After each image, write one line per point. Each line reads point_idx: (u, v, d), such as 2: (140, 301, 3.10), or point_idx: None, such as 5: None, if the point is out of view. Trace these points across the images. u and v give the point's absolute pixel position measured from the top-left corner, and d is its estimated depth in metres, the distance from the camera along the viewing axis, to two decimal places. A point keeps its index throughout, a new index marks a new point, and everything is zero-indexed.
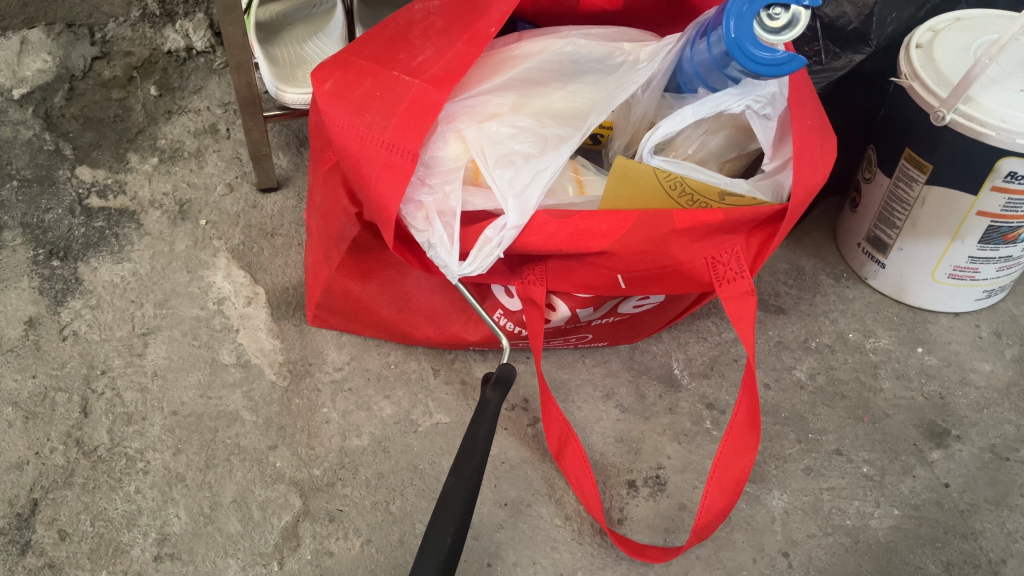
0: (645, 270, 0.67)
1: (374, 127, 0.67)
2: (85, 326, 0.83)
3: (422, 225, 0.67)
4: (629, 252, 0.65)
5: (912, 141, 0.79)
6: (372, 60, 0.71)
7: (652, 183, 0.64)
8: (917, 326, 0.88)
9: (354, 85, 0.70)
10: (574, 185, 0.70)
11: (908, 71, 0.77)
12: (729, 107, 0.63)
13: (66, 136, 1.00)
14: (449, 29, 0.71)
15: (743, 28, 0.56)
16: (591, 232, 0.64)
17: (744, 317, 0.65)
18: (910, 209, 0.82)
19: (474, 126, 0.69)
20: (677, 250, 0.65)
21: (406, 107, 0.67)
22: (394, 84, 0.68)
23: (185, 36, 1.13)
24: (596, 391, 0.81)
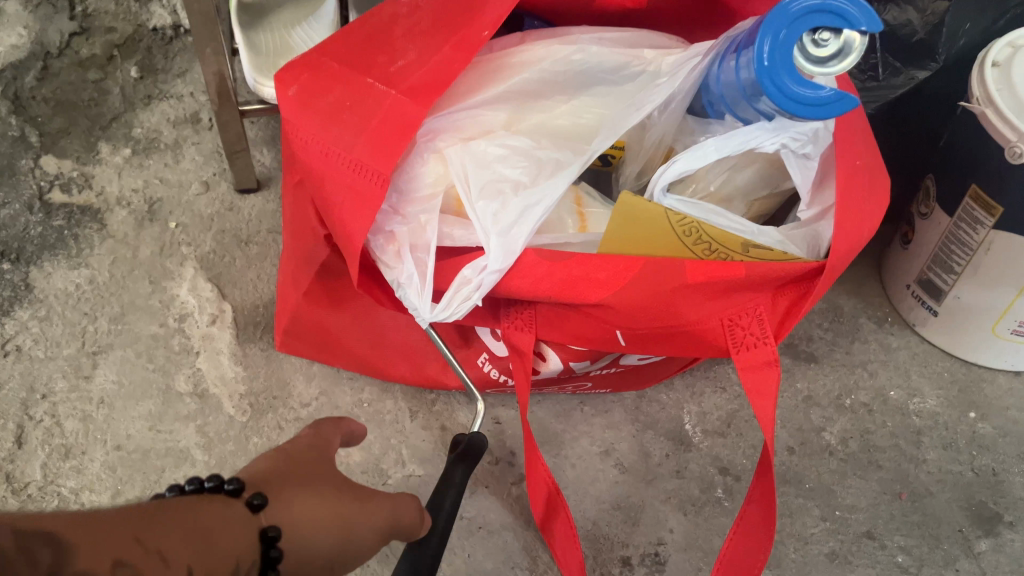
0: (650, 328, 0.57)
1: (342, 145, 0.56)
2: (30, 341, 0.76)
3: (392, 260, 0.58)
4: (631, 307, 0.55)
5: (981, 177, 0.67)
6: (346, 62, 0.59)
7: (661, 226, 0.53)
8: (970, 385, 0.76)
9: (323, 91, 0.58)
10: (574, 218, 0.60)
11: (981, 94, 0.65)
12: (761, 144, 0.53)
13: (33, 122, 0.92)
14: (437, 29, 0.60)
15: (783, 60, 0.47)
16: (587, 279, 0.54)
17: (765, 393, 0.54)
18: (972, 254, 0.70)
19: (458, 145, 0.58)
20: (688, 309, 0.55)
21: (379, 124, 0.56)
22: (367, 94, 0.57)
23: (172, 12, 1.02)
24: (594, 446, 0.72)
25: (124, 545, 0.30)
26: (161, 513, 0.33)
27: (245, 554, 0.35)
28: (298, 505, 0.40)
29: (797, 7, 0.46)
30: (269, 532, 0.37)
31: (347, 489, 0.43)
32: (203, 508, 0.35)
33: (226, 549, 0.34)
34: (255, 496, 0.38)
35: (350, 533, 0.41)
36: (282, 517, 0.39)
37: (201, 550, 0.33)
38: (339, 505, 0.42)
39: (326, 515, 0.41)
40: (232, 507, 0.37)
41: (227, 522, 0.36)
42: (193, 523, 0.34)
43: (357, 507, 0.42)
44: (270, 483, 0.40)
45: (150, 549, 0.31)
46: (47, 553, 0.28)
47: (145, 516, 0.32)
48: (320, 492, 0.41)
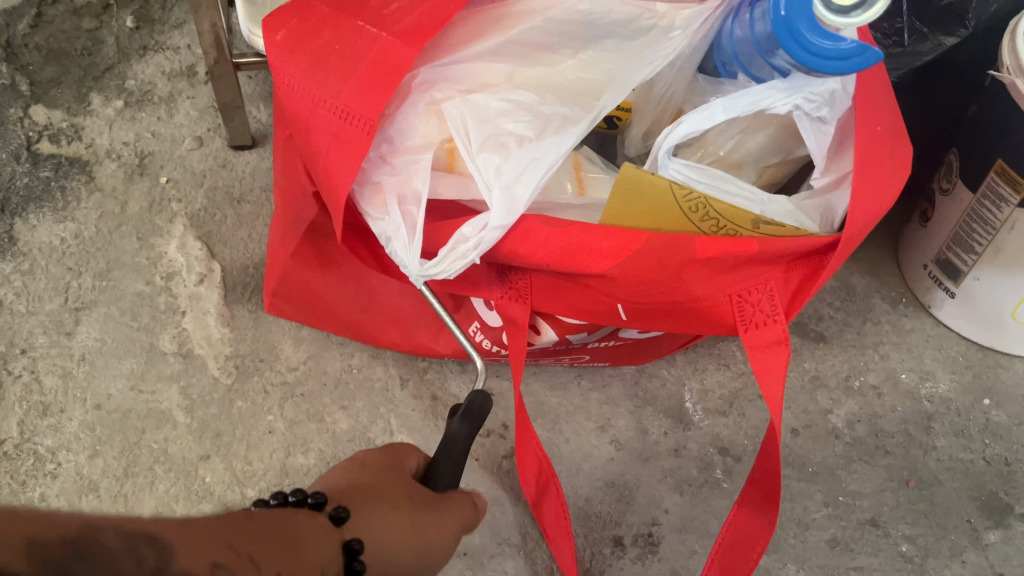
0: (654, 303, 0.54)
1: (328, 91, 0.53)
2: (12, 295, 0.74)
3: (380, 213, 0.55)
4: (633, 280, 0.52)
5: (1008, 153, 0.63)
6: (336, 5, 0.56)
7: (664, 196, 0.50)
8: (986, 371, 0.73)
9: (311, 35, 0.55)
10: (571, 179, 0.57)
11: (1012, 63, 0.60)
12: (773, 105, 0.50)
13: (24, 70, 0.89)
14: None
15: (801, 11, 0.44)
16: (588, 249, 0.51)
17: (775, 371, 0.51)
18: (994, 234, 0.66)
19: (457, 99, 0.54)
20: (694, 284, 0.52)
21: (367, 69, 0.52)
22: (356, 37, 0.54)
23: None
24: (589, 421, 0.69)
25: (218, 547, 0.28)
26: (251, 521, 0.31)
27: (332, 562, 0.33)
28: (377, 519, 0.39)
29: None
30: (353, 544, 0.35)
31: (424, 501, 0.42)
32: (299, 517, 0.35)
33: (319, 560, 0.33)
34: (340, 509, 0.37)
35: (428, 547, 0.40)
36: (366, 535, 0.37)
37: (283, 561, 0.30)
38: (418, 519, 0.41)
39: (407, 528, 0.40)
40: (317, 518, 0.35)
41: (318, 529, 0.35)
42: (282, 531, 0.32)
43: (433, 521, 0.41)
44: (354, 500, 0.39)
45: (241, 552, 0.28)
46: (150, 552, 0.26)
47: (235, 524, 0.30)
48: (396, 508, 0.40)
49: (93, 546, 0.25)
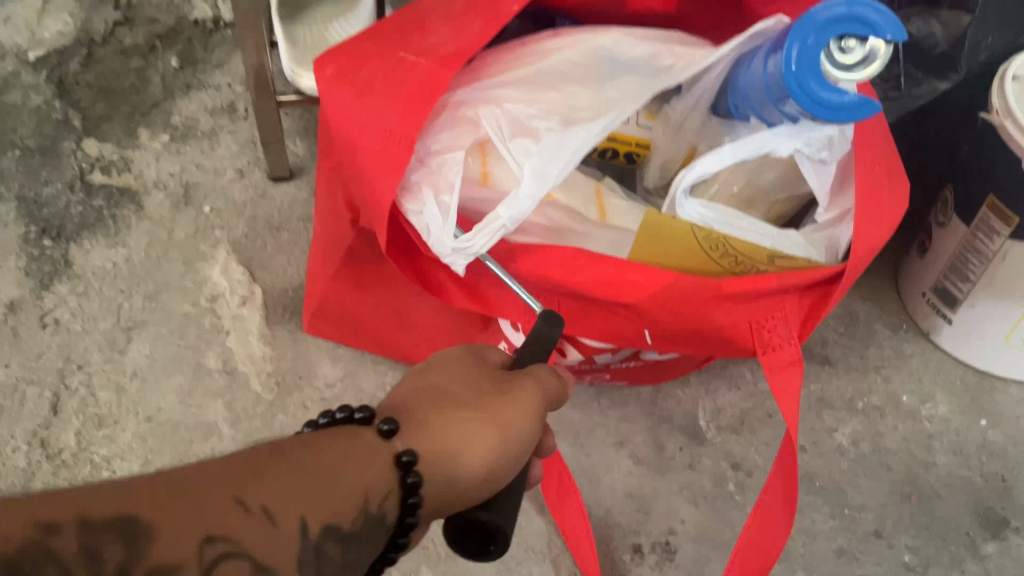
0: (677, 329, 0.59)
1: (372, 112, 0.57)
2: (68, 314, 0.79)
3: (416, 205, 0.59)
4: (661, 309, 0.57)
5: (998, 189, 0.69)
6: (380, 43, 0.62)
7: (684, 235, 0.55)
8: (982, 394, 0.78)
9: (357, 67, 0.60)
10: (593, 204, 0.60)
11: (1000, 106, 0.66)
12: (776, 149, 0.55)
13: (76, 106, 0.95)
14: (470, 11, 0.62)
15: (810, 66, 0.49)
16: (624, 280, 0.55)
17: (790, 391, 0.56)
18: (987, 264, 0.71)
19: (491, 110, 0.60)
20: (717, 313, 0.57)
21: (411, 92, 0.57)
22: (400, 66, 0.59)
23: (213, 6, 1.05)
24: (609, 437, 0.73)
25: (225, 508, 0.29)
26: (263, 458, 0.32)
27: (373, 483, 0.35)
28: (436, 429, 0.39)
29: (823, 15, 0.48)
30: (404, 457, 0.36)
31: (485, 400, 0.42)
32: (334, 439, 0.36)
33: (343, 492, 0.33)
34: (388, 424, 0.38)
35: (498, 443, 0.40)
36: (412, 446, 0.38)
37: (290, 505, 0.31)
38: (476, 423, 0.40)
39: (470, 429, 0.40)
40: (364, 437, 0.37)
41: (351, 449, 0.35)
42: (312, 464, 0.33)
43: (501, 414, 0.41)
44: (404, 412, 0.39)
45: (251, 510, 0.30)
46: (116, 549, 0.27)
47: (235, 473, 0.31)
48: (455, 414, 0.40)
49: (54, 548, 0.26)
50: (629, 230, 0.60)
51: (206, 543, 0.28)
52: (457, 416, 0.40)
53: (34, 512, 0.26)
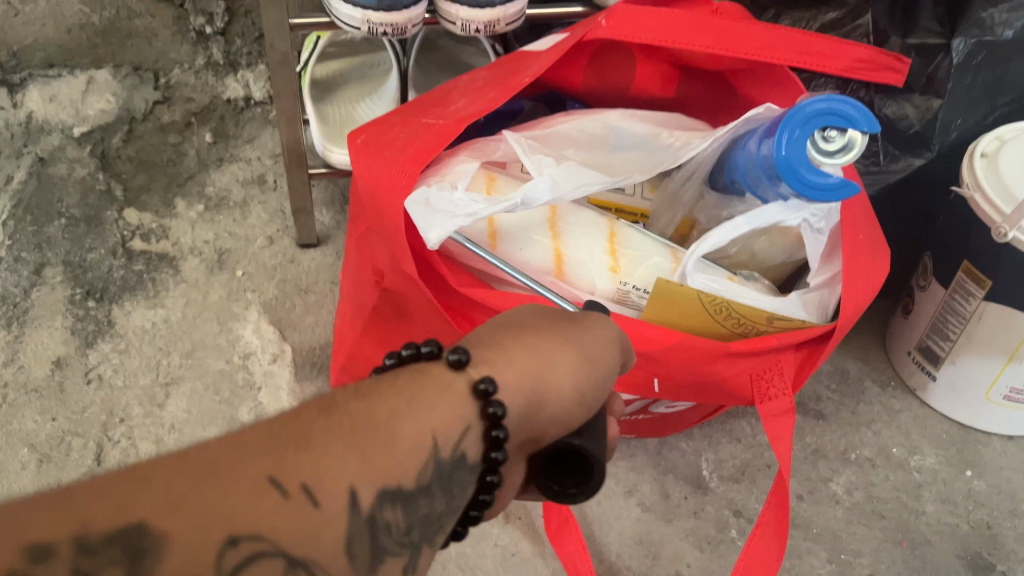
0: (684, 378, 0.64)
1: (393, 168, 0.63)
2: (110, 371, 0.84)
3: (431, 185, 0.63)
4: (670, 360, 0.63)
5: (971, 254, 0.75)
6: (407, 114, 0.68)
7: (693, 304, 0.61)
8: (967, 447, 0.83)
9: (385, 135, 0.67)
10: (607, 262, 0.65)
11: (970, 180, 0.73)
12: (787, 221, 0.62)
13: (118, 178, 1.02)
14: (487, 84, 0.68)
15: (798, 154, 0.57)
16: (639, 334, 0.61)
17: (784, 438, 0.62)
18: (965, 324, 0.77)
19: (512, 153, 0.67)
20: (721, 365, 0.63)
21: (428, 147, 0.63)
22: (421, 130, 0.65)
23: (245, 86, 1.13)
24: (618, 486, 0.78)
25: (258, 491, 0.31)
26: (309, 423, 0.34)
27: (448, 423, 0.38)
28: (516, 357, 0.42)
29: (809, 110, 0.57)
30: (483, 387, 0.40)
31: (563, 328, 0.45)
32: (415, 373, 0.39)
33: (393, 460, 0.35)
34: (460, 355, 0.41)
35: (575, 375, 0.44)
36: (497, 373, 0.41)
37: (330, 482, 0.33)
38: (556, 347, 0.44)
39: (549, 360, 0.43)
40: (439, 374, 0.40)
41: (436, 391, 0.39)
42: (369, 420, 0.36)
43: (576, 345, 0.45)
44: (491, 340, 0.43)
45: (282, 491, 0.32)
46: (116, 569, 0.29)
47: (276, 448, 0.33)
48: (530, 344, 0.43)
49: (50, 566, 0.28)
50: (637, 290, 0.64)
51: (229, 546, 0.30)
52: (533, 345, 0.44)
53: (27, 532, 0.28)
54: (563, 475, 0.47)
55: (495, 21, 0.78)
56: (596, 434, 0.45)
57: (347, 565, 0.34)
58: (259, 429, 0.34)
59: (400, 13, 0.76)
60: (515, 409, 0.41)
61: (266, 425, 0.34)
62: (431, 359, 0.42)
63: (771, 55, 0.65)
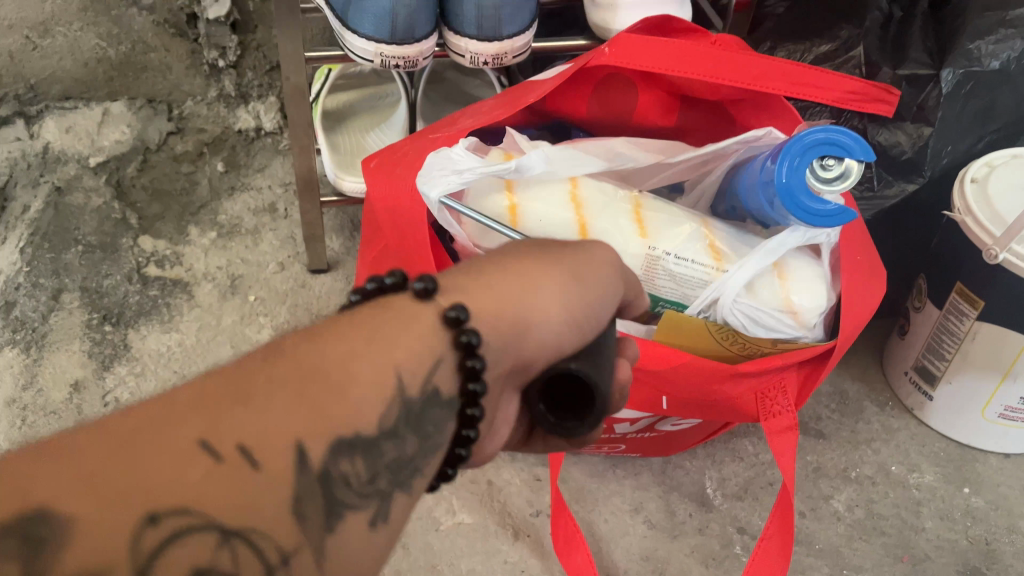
0: (692, 397, 0.67)
1: (404, 182, 0.66)
2: (126, 393, 0.86)
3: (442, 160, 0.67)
4: (679, 380, 0.65)
5: (964, 276, 0.78)
6: (416, 135, 0.72)
7: (699, 330, 0.64)
8: (964, 464, 0.85)
9: (395, 153, 0.70)
10: (635, 227, 0.66)
11: (961, 204, 0.76)
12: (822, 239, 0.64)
13: (133, 207, 1.05)
14: (493, 104, 0.72)
15: (798, 182, 0.60)
16: (651, 355, 0.63)
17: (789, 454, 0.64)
18: (959, 344, 0.80)
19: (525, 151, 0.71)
20: (728, 386, 0.65)
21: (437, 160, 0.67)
22: (430, 146, 0.69)
23: (256, 117, 1.16)
24: (624, 503, 0.80)
25: (181, 461, 0.29)
26: (245, 379, 0.32)
27: (411, 359, 0.36)
28: (493, 288, 0.41)
29: (807, 140, 0.60)
30: (451, 318, 0.38)
31: (556, 257, 0.44)
32: (378, 307, 0.38)
33: (340, 409, 0.33)
34: (426, 284, 0.39)
35: (567, 303, 0.42)
36: (468, 300, 0.39)
37: (268, 440, 0.31)
38: (546, 274, 0.42)
39: (538, 291, 0.42)
40: (405, 309, 0.38)
41: (399, 325, 0.37)
42: (309, 367, 0.33)
43: (567, 275, 0.43)
44: (463, 270, 0.42)
45: (205, 456, 0.30)
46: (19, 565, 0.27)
47: (207, 407, 0.31)
48: (515, 275, 0.42)
49: None
50: (668, 254, 0.65)
51: (148, 524, 0.28)
52: (516, 275, 0.42)
53: None
54: (566, 414, 0.45)
55: (503, 53, 0.81)
56: (597, 359, 0.44)
57: (298, 529, 0.32)
58: (195, 386, 0.32)
59: (411, 46, 0.79)
60: (495, 334, 0.40)
61: (196, 386, 0.32)
62: (397, 289, 0.40)
63: (766, 84, 0.68)
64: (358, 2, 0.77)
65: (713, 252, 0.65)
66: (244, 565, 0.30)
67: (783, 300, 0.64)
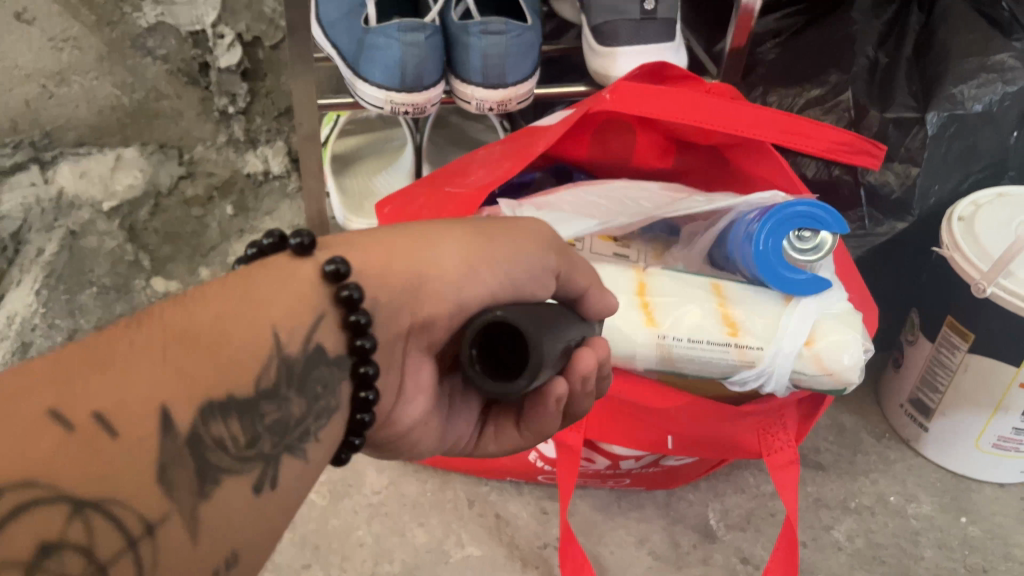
0: (696, 435, 0.69)
1: None
2: None
3: None
4: (685, 417, 0.68)
5: (954, 309, 0.81)
6: (429, 184, 0.75)
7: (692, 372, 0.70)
8: (960, 494, 0.87)
9: (410, 202, 0.73)
10: (643, 316, 0.66)
11: (948, 241, 0.79)
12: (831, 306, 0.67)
13: (145, 248, 1.11)
14: (504, 155, 0.75)
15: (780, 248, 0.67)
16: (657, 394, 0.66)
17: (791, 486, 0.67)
18: (952, 376, 0.82)
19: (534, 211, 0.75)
20: (730, 423, 0.68)
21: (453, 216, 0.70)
22: (447, 201, 0.72)
23: (264, 160, 1.19)
24: (629, 535, 0.81)
25: (45, 425, 0.31)
26: (114, 346, 0.35)
27: (291, 310, 0.42)
28: (383, 248, 0.48)
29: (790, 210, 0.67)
30: (330, 274, 0.43)
31: (473, 234, 0.51)
32: (254, 273, 0.43)
33: (205, 371, 0.37)
34: (302, 239, 0.44)
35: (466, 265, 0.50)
36: (351, 258, 0.46)
37: (127, 406, 0.33)
38: (450, 241, 0.50)
39: (435, 258, 0.49)
40: (284, 271, 0.43)
41: (275, 288, 0.42)
42: (181, 330, 0.37)
43: (471, 246, 0.50)
44: (348, 234, 0.48)
45: (73, 423, 0.31)
46: None
47: (60, 381, 0.33)
48: (410, 241, 0.49)
49: None
50: (679, 339, 0.65)
51: None
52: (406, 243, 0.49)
53: None
54: (495, 368, 0.45)
55: (507, 100, 0.85)
56: (532, 320, 0.44)
57: (165, 497, 0.34)
58: (50, 362, 0.34)
59: (420, 94, 0.82)
60: (389, 293, 0.47)
61: (60, 357, 0.34)
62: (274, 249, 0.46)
63: (758, 133, 0.71)
64: (370, 53, 0.81)
65: (728, 324, 0.66)
66: (99, 535, 0.31)
67: (813, 360, 0.65)
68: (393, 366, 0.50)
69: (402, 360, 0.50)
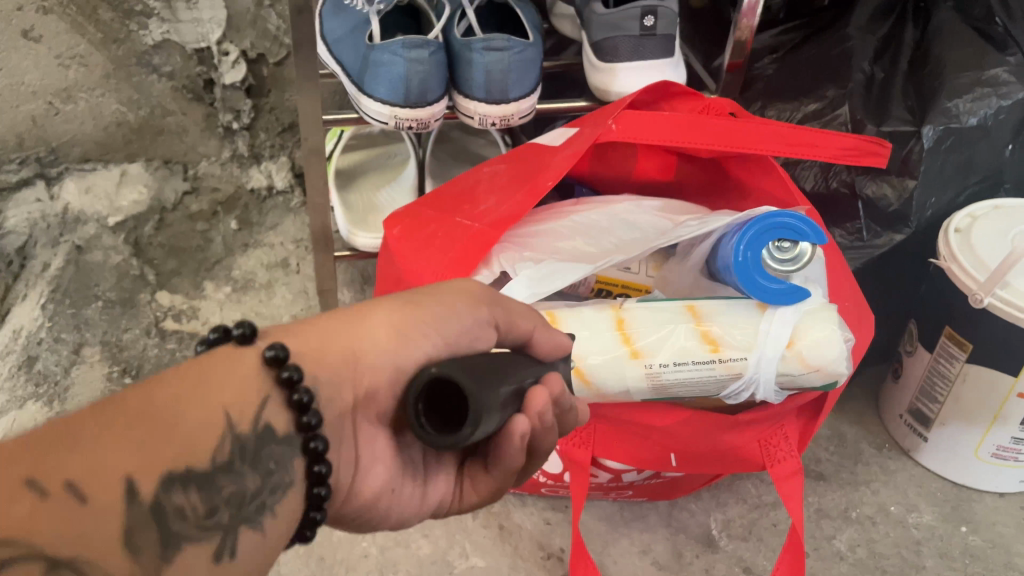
0: (700, 450, 0.70)
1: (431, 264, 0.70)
2: None
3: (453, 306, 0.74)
4: (689, 432, 0.69)
5: (952, 320, 0.82)
6: (439, 211, 0.75)
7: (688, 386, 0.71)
8: (961, 504, 0.87)
9: (419, 229, 0.74)
10: (625, 348, 0.66)
11: (946, 252, 0.80)
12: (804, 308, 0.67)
13: (150, 263, 1.08)
14: (512, 182, 0.75)
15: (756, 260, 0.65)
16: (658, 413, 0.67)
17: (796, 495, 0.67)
18: (951, 386, 0.83)
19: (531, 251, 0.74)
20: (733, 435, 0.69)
21: (462, 245, 0.70)
22: (456, 228, 0.72)
23: (267, 176, 1.20)
24: (633, 545, 0.82)
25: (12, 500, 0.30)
26: (77, 429, 0.33)
27: (243, 395, 0.40)
28: (317, 335, 0.46)
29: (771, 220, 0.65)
30: (274, 356, 0.41)
31: (407, 302, 0.50)
32: (201, 360, 0.40)
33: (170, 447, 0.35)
34: (244, 330, 0.42)
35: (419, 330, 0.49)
36: (291, 343, 0.44)
37: (97, 475, 0.32)
38: (395, 313, 0.49)
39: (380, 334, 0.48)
40: (230, 359, 0.41)
41: (224, 370, 0.40)
42: (143, 413, 0.35)
43: (414, 313, 0.50)
44: (280, 323, 0.46)
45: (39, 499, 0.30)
46: None
47: (39, 450, 0.32)
48: (351, 325, 0.48)
49: None
50: (667, 366, 0.65)
51: None
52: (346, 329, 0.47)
53: None
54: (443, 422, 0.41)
55: (509, 116, 0.86)
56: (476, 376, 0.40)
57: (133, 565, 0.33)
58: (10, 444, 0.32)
59: (424, 109, 0.83)
60: (325, 371, 0.45)
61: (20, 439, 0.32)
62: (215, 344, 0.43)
63: (763, 146, 0.72)
64: (374, 68, 0.82)
65: (708, 341, 0.66)
66: None
67: (797, 360, 0.65)
68: (345, 443, 0.47)
69: (351, 432, 0.48)
